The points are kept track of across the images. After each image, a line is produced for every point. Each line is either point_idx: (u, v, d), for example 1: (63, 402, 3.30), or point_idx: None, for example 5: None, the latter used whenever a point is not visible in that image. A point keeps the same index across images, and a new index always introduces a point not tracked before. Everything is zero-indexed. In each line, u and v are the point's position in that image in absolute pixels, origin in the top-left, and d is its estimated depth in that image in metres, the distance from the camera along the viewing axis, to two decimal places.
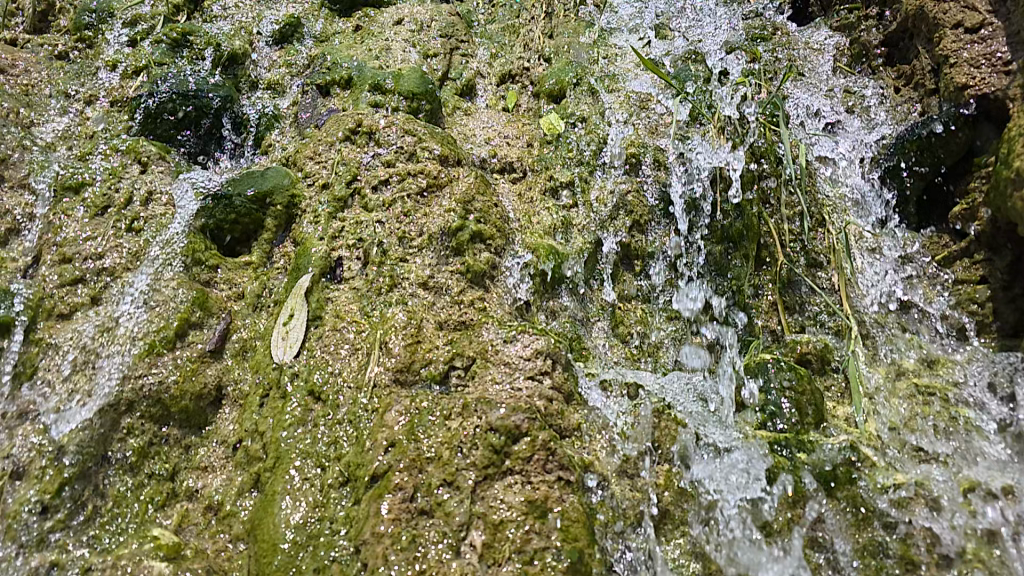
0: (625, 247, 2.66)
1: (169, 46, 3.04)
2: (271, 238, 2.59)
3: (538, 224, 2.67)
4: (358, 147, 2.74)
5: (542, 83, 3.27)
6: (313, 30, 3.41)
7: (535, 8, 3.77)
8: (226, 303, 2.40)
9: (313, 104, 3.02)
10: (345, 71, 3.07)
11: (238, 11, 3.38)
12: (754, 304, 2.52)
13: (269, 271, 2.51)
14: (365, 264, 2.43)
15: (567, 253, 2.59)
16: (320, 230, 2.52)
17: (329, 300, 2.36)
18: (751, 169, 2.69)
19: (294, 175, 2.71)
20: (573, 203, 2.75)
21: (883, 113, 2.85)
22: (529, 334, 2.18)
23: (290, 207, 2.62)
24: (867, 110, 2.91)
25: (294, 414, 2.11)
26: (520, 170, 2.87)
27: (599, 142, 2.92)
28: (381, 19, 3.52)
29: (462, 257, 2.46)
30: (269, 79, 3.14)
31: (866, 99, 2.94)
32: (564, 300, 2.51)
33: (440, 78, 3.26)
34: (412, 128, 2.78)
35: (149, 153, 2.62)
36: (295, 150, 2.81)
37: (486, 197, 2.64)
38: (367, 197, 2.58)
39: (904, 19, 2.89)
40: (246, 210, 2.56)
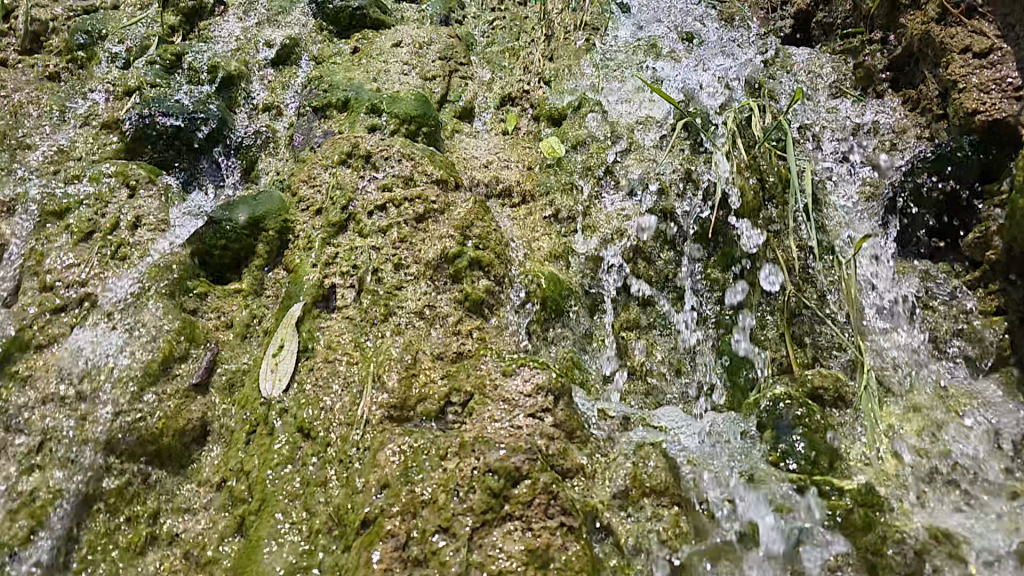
0: (628, 275, 2.57)
1: (163, 67, 3.00)
2: (263, 264, 2.48)
3: (538, 251, 2.59)
4: (354, 170, 2.66)
5: (542, 106, 3.22)
6: (311, 52, 3.37)
7: (535, 31, 3.75)
8: (213, 333, 2.30)
9: (309, 126, 2.96)
10: (342, 93, 3.02)
11: (234, 32, 3.34)
12: (762, 335, 2.44)
13: (260, 299, 2.42)
14: (359, 293, 2.34)
15: (568, 281, 2.51)
16: (314, 256, 2.44)
17: (321, 329, 2.27)
18: (757, 195, 2.63)
19: (288, 200, 2.63)
20: (574, 229, 2.68)
21: (890, 139, 2.80)
22: (530, 367, 2.08)
23: (283, 232, 2.53)
24: (873, 135, 2.85)
25: (282, 452, 2.00)
26: (520, 194, 2.80)
27: (601, 165, 2.85)
28: (380, 41, 3.47)
29: (460, 285, 2.37)
30: (263, 101, 3.08)
31: (873, 124, 2.89)
32: (566, 331, 2.42)
33: (439, 100, 3.21)
34: (409, 151, 2.71)
35: (138, 177, 2.53)
36: (289, 174, 2.76)
37: (485, 222, 2.55)
38: (362, 222, 2.50)
39: (909, 44, 2.85)
40: (237, 236, 2.46)
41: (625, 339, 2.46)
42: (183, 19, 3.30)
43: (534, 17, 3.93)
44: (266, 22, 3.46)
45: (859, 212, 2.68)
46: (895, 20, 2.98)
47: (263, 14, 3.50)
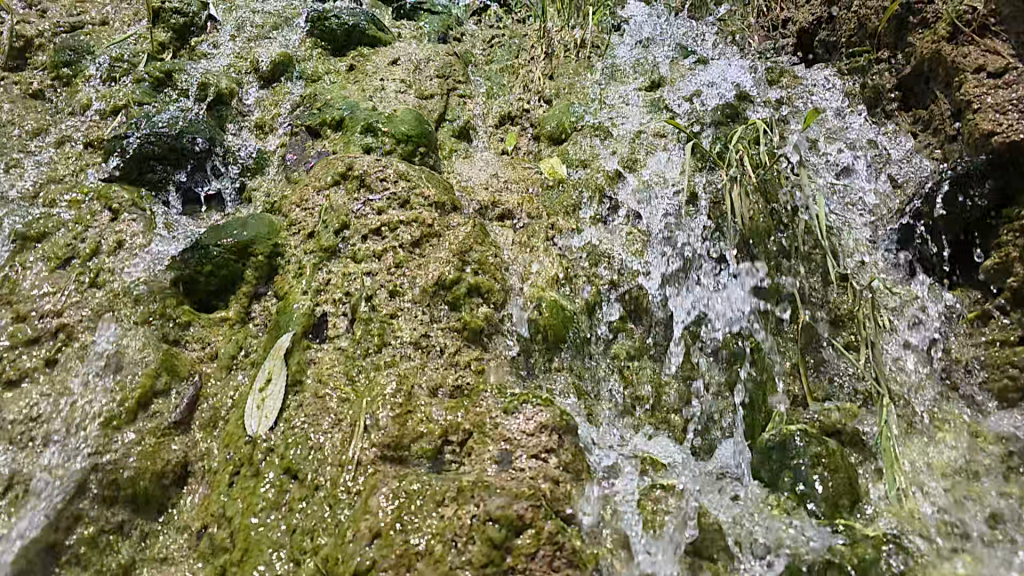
0: (634, 301, 2.47)
1: (151, 85, 2.90)
2: (251, 291, 2.35)
3: (540, 275, 2.48)
4: (347, 192, 2.55)
5: (543, 125, 3.14)
6: (305, 69, 3.28)
7: (535, 49, 3.68)
8: (197, 364, 2.17)
9: (301, 146, 2.86)
10: (337, 112, 2.92)
11: (226, 49, 3.26)
12: (776, 365, 2.32)
13: (247, 328, 2.29)
14: (352, 322, 2.22)
15: (571, 308, 2.39)
16: (305, 283, 2.32)
17: (311, 361, 2.15)
18: (763, 218, 2.56)
19: (279, 223, 2.52)
20: (577, 252, 2.58)
21: (899, 161, 2.74)
22: (533, 405, 1.97)
23: (272, 257, 2.41)
24: (883, 158, 2.79)
25: (268, 497, 1.86)
26: (521, 216, 2.69)
27: (604, 186, 2.76)
28: (377, 59, 3.40)
29: (458, 313, 2.27)
30: (255, 120, 2.99)
31: (881, 146, 2.83)
32: (569, 361, 2.30)
33: (437, 120, 3.13)
34: (406, 172, 2.61)
35: (121, 200, 2.42)
36: (281, 195, 2.64)
37: (484, 246, 2.45)
38: (355, 247, 2.38)
39: (919, 63, 2.78)
40: (224, 261, 2.33)
41: (633, 370, 2.34)
42: (175, 35, 3.22)
43: (534, 35, 3.87)
44: (260, 39, 3.38)
45: (870, 238, 2.60)
46: (903, 38, 2.91)
47: (257, 31, 3.42)
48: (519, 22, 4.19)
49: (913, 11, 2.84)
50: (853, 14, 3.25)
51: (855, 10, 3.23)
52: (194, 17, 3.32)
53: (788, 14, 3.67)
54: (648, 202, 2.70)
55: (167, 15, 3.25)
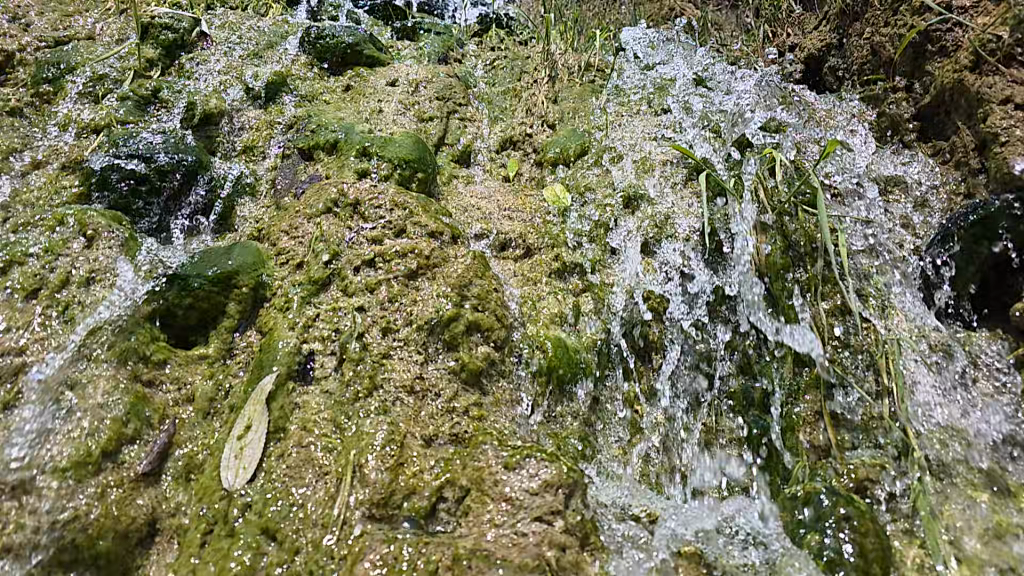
0: (643, 340, 2.32)
1: (136, 103, 2.77)
2: (233, 325, 2.19)
3: (544, 311, 2.32)
4: (341, 220, 2.40)
5: (546, 151, 3.02)
6: (299, 88, 3.16)
7: (539, 72, 3.59)
8: (172, 407, 2.00)
9: (292, 169, 2.73)
10: (331, 134, 2.79)
11: (218, 67, 3.13)
12: (792, 414, 2.21)
13: (228, 366, 2.12)
14: (340, 363, 2.05)
15: (575, 347, 2.24)
16: (291, 317, 2.15)
17: (296, 406, 1.97)
18: (779, 254, 2.42)
19: (266, 252, 2.36)
20: (584, 285, 2.43)
21: (919, 196, 2.65)
22: (537, 460, 1.79)
23: (257, 289, 2.24)
24: (904, 192, 2.68)
25: (242, 561, 1.67)
26: (523, 246, 2.54)
27: (611, 216, 2.63)
28: (374, 79, 3.28)
29: (456, 353, 2.10)
30: (244, 142, 2.85)
31: (902, 179, 2.72)
32: (574, 405, 2.15)
33: (436, 144, 3.00)
34: (402, 200, 2.46)
35: (96, 225, 2.24)
36: (269, 222, 2.50)
37: (485, 279, 2.29)
38: (346, 279, 2.23)
39: (939, 92, 2.70)
40: (205, 293, 2.15)
41: (642, 413, 2.21)
42: (164, 52, 3.10)
43: (537, 57, 3.78)
44: (254, 57, 3.26)
45: (892, 273, 2.47)
46: (921, 68, 2.83)
47: (250, 49, 3.31)
48: (521, 46, 4.11)
49: (931, 39, 2.76)
50: (864, 40, 3.20)
51: (866, 38, 3.18)
52: (184, 34, 3.20)
53: (796, 40, 3.73)
54: (660, 233, 2.53)
55: (157, 31, 3.12)
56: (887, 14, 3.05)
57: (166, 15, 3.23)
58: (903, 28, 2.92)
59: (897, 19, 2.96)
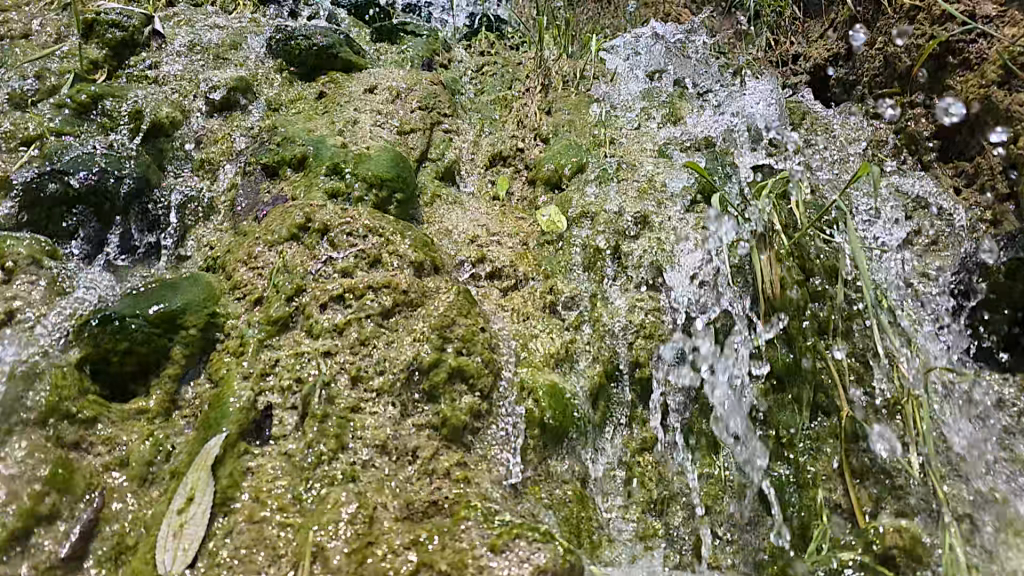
0: (644, 385, 2.09)
1: (74, 111, 2.47)
2: (179, 372, 1.90)
3: (536, 351, 2.07)
4: (307, 249, 2.14)
5: (538, 168, 2.80)
6: (266, 97, 2.89)
7: (530, 81, 3.37)
8: (101, 474, 1.69)
9: (255, 187, 2.49)
10: (298, 149, 2.55)
11: (173, 70, 2.85)
12: (808, 468, 1.98)
13: (173, 422, 1.84)
14: (302, 419, 1.77)
15: (570, 394, 2.00)
16: (246, 365, 1.87)
17: (247, 472, 1.69)
18: (793, 290, 2.19)
19: (219, 286, 2.09)
20: (580, 321, 2.19)
21: (941, 220, 2.44)
22: (528, 542, 1.52)
23: (208, 330, 1.96)
24: (926, 214, 2.48)
25: None
26: (513, 276, 2.31)
27: (610, 242, 2.39)
28: (351, 86, 3.02)
29: (436, 406, 1.84)
30: (200, 156, 2.58)
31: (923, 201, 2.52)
32: (570, 462, 1.90)
33: (418, 159, 2.74)
34: (377, 225, 2.20)
35: (17, 257, 1.96)
36: (225, 250, 2.23)
37: (470, 318, 2.01)
38: (311, 317, 1.96)
39: (964, 108, 2.52)
40: (144, 336, 1.87)
41: (645, 467, 1.98)
42: (110, 53, 2.83)
43: (529, 64, 3.55)
44: (216, 60, 2.98)
45: (922, 305, 2.23)
46: (941, 81, 2.68)
47: (212, 48, 3.02)
48: (511, 50, 3.88)
49: (953, 50, 2.62)
50: (876, 51, 3.05)
51: (878, 48, 3.04)
52: (134, 32, 2.92)
53: (799, 49, 3.59)
54: (663, 263, 2.29)
55: (102, 29, 2.85)
56: (903, 23, 2.90)
57: (113, 9, 2.95)
58: (922, 37, 2.77)
59: (914, 27, 2.82)
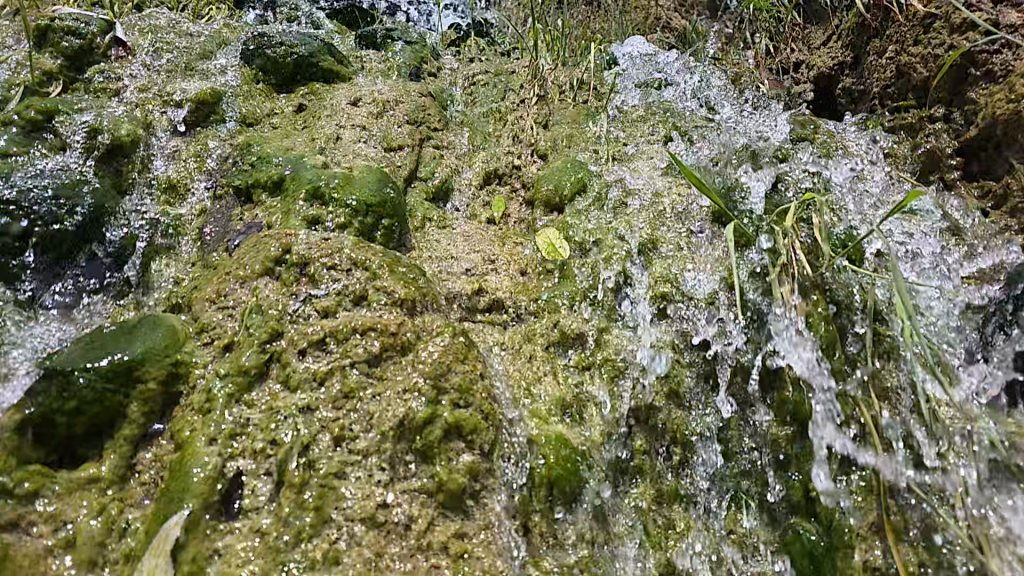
0: (658, 432, 1.93)
1: (23, 130, 2.19)
2: (136, 433, 1.66)
3: (539, 397, 1.88)
4: (284, 286, 1.92)
5: (537, 187, 2.62)
6: (239, 109, 2.67)
7: (525, 92, 3.20)
8: (43, 559, 1.46)
9: (226, 215, 2.28)
10: (275, 170, 2.34)
11: (136, 82, 2.62)
12: (841, 524, 1.81)
13: (128, 491, 1.60)
14: (278, 488, 1.55)
15: (580, 444, 1.81)
16: (213, 425, 1.64)
17: (214, 554, 1.46)
18: (819, 327, 2.03)
19: (183, 329, 1.85)
20: (589, 361, 2.01)
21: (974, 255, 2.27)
22: None
23: (170, 383, 1.73)
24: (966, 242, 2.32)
25: None
26: (512, 310, 2.14)
27: (617, 271, 2.21)
28: (333, 98, 2.82)
29: (431, 468, 1.62)
30: (166, 179, 2.36)
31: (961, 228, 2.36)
32: (581, 521, 1.71)
33: (406, 178, 2.55)
34: (362, 257, 1.99)
35: None
36: (193, 286, 2.03)
37: (467, 364, 1.80)
38: (289, 366, 1.74)
39: (989, 125, 2.42)
40: (95, 394, 1.63)
41: (660, 525, 1.82)
42: (66, 62, 2.58)
43: (524, 73, 3.37)
44: (184, 71, 2.76)
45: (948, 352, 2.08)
46: (962, 94, 2.55)
47: (180, 58, 2.80)
48: (503, 58, 3.70)
49: (976, 61, 2.49)
50: (887, 60, 2.91)
51: (889, 57, 2.90)
52: (93, 40, 2.68)
53: (802, 57, 3.48)
54: (673, 295, 2.13)
55: (57, 36, 2.59)
56: (916, 31, 2.77)
57: (70, 15, 2.70)
58: (939, 47, 2.64)
59: (931, 36, 2.68)
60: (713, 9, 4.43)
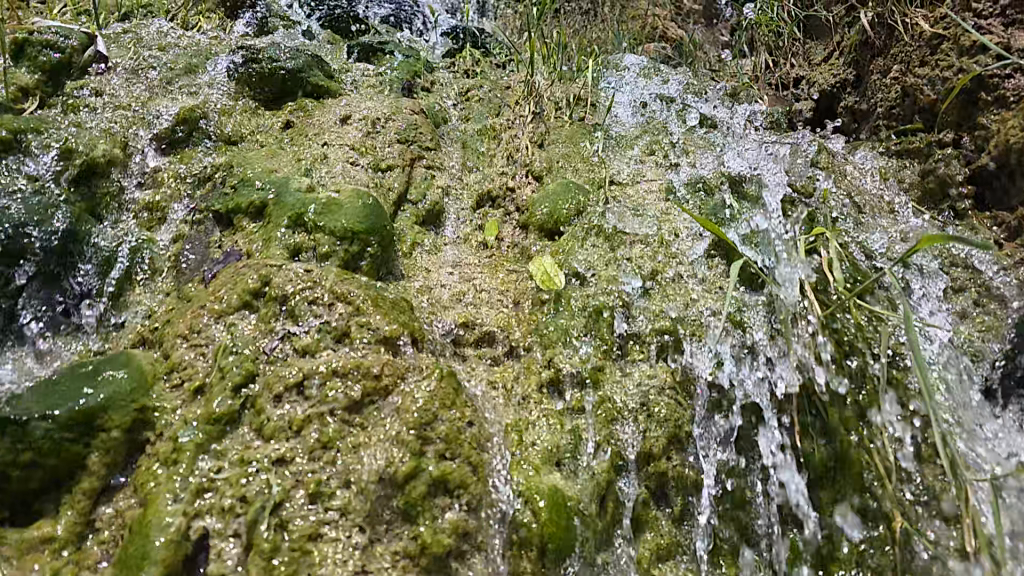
0: (658, 480, 1.83)
1: None
2: (96, 487, 1.55)
3: (531, 445, 1.77)
4: (262, 321, 1.80)
5: (531, 211, 2.50)
6: (223, 127, 2.56)
7: (521, 108, 3.10)
8: None
9: (203, 241, 2.15)
10: (257, 194, 2.22)
11: (118, 97, 2.51)
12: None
13: (84, 552, 1.48)
14: (246, 552, 1.43)
15: (575, 497, 1.70)
16: (177, 481, 1.51)
17: None
18: (829, 372, 1.94)
19: (153, 370, 1.72)
20: (584, 404, 1.89)
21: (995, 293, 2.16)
22: None
23: (133, 431, 1.60)
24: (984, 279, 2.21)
25: None
26: (504, 345, 2.03)
27: (616, 305, 2.10)
28: (321, 115, 2.72)
29: (413, 528, 1.51)
30: (143, 202, 2.24)
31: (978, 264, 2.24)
32: None
33: (396, 201, 2.44)
34: (346, 290, 1.87)
35: None
36: (166, 319, 1.89)
37: (455, 411, 1.67)
38: (263, 413, 1.61)
39: (1004, 152, 2.33)
40: (51, 444, 1.51)
41: None
42: (43, 77, 2.48)
43: (520, 89, 3.27)
44: (167, 87, 2.64)
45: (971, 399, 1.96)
46: (973, 119, 2.46)
47: (163, 74, 2.69)
48: (499, 71, 3.60)
49: (986, 86, 2.41)
50: (892, 80, 2.81)
51: (894, 78, 2.80)
52: (73, 54, 2.57)
53: (801, 73, 3.38)
54: (677, 330, 2.04)
55: (35, 51, 2.49)
56: (922, 52, 2.68)
57: (50, 28, 2.59)
58: (947, 70, 2.55)
59: (938, 58, 2.60)
60: (709, 18, 4.45)
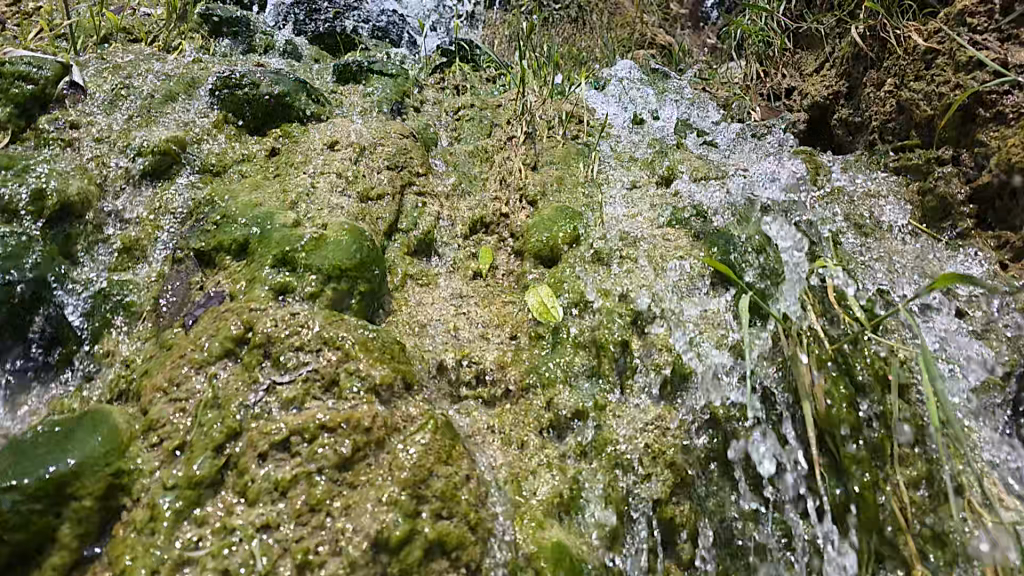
0: (664, 529, 1.75)
1: None
2: (68, 560, 1.45)
3: (531, 496, 1.68)
4: (244, 372, 1.69)
5: (526, 238, 2.41)
6: (205, 158, 2.47)
7: (513, 128, 3.03)
8: None
9: (184, 284, 2.06)
10: (240, 230, 2.12)
11: (96, 130, 2.42)
12: None
13: None
14: None
15: (578, 551, 1.62)
16: (157, 553, 1.43)
17: None
18: (840, 408, 1.86)
19: (128, 429, 1.63)
20: (585, 448, 1.82)
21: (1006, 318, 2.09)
22: None
23: (108, 498, 1.51)
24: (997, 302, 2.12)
25: None
26: (502, 384, 1.94)
27: (617, 339, 2.02)
28: (307, 141, 2.64)
29: None
30: (121, 240, 2.17)
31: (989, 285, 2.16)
32: None
33: (386, 232, 2.35)
34: (334, 334, 1.78)
35: None
36: (143, 369, 1.79)
37: (451, 464, 1.59)
38: (246, 474, 1.52)
39: (1005, 171, 2.24)
40: (18, 518, 1.41)
41: None
42: (15, 109, 2.37)
43: (511, 107, 3.20)
44: (146, 116, 2.54)
45: (990, 432, 1.90)
46: (971, 136, 2.39)
47: (142, 102, 2.58)
48: (489, 88, 3.53)
49: (984, 102, 2.34)
50: (887, 94, 2.75)
51: (888, 91, 2.75)
52: (46, 85, 2.45)
53: (793, 83, 3.32)
54: (681, 366, 1.96)
55: (7, 82, 2.38)
56: (917, 66, 2.62)
57: (22, 57, 2.45)
58: (944, 85, 2.48)
59: (934, 73, 2.53)
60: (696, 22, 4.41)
